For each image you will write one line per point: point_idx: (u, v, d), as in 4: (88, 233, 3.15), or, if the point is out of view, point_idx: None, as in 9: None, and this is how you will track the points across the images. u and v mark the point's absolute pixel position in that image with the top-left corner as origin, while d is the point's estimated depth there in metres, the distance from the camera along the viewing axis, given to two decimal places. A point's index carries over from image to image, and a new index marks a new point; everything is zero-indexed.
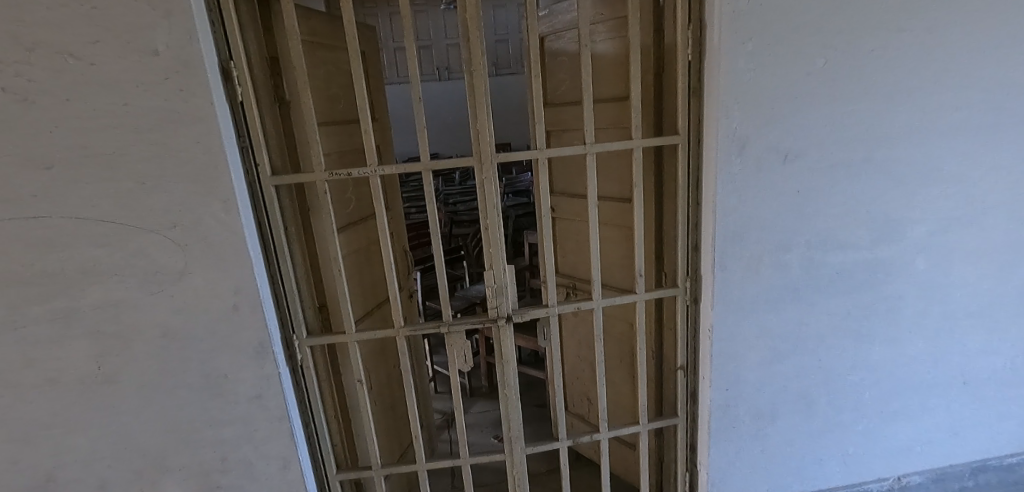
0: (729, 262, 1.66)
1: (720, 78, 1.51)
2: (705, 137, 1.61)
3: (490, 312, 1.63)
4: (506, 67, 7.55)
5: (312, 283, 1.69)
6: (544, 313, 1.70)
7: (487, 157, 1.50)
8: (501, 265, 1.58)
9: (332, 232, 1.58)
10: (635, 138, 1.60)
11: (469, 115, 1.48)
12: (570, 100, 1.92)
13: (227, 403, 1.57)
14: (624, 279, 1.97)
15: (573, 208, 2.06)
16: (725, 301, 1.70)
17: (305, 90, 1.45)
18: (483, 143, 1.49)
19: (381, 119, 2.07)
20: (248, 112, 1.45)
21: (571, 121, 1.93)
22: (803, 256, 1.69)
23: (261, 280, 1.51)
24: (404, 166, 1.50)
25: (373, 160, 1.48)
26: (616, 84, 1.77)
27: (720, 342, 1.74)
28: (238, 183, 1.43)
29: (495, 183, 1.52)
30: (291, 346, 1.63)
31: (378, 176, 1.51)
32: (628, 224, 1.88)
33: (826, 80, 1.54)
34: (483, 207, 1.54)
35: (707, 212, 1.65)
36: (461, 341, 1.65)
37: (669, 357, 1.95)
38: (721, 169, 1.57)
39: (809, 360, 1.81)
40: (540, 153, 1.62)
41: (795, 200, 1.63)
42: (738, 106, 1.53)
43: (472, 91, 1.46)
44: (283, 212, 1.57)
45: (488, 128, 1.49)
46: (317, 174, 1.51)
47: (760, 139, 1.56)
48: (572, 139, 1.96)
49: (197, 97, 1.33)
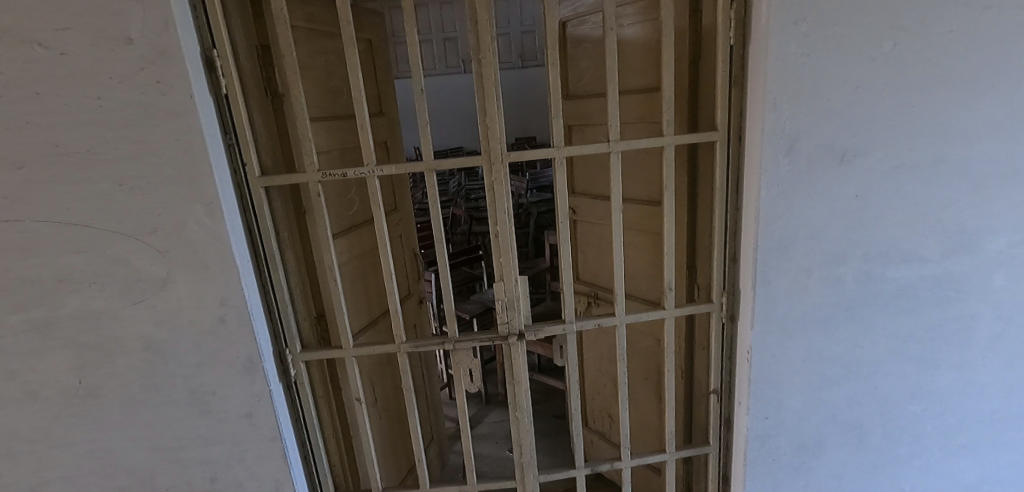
0: (773, 277, 1.46)
1: (768, 66, 1.31)
2: (748, 134, 1.41)
3: (499, 328, 1.47)
4: (533, 59, 7.36)
5: (308, 292, 1.56)
6: (562, 329, 1.53)
7: (497, 157, 1.33)
8: (512, 277, 1.42)
9: (327, 238, 1.44)
10: (666, 135, 1.41)
11: (477, 110, 1.31)
12: (592, 92, 1.74)
13: (215, 421, 1.46)
14: (651, 290, 1.78)
15: (595, 211, 1.89)
16: (767, 320, 1.50)
17: (297, 82, 1.31)
18: (493, 140, 1.32)
19: (388, 113, 1.93)
20: (235, 107, 1.31)
21: (593, 116, 1.75)
22: (859, 270, 1.48)
23: (251, 290, 1.39)
24: (406, 166, 1.35)
25: (370, 159, 1.34)
26: (645, 73, 1.58)
27: (760, 365, 1.54)
28: (224, 185, 1.30)
29: (506, 186, 1.36)
30: (284, 361, 1.50)
31: (376, 177, 1.36)
32: (656, 229, 1.69)
33: (894, 67, 1.33)
34: (493, 213, 1.38)
35: (749, 219, 1.45)
36: (468, 359, 1.50)
37: (700, 378, 1.76)
38: (768, 170, 1.37)
39: (862, 387, 1.60)
40: (557, 152, 1.44)
41: (852, 206, 1.42)
42: (788, 98, 1.32)
43: (481, 82, 1.29)
44: (275, 216, 1.44)
45: (499, 125, 1.32)
46: (310, 174, 1.37)
47: (812, 136, 1.36)
48: (595, 135, 1.78)
49: (175, 90, 1.20)
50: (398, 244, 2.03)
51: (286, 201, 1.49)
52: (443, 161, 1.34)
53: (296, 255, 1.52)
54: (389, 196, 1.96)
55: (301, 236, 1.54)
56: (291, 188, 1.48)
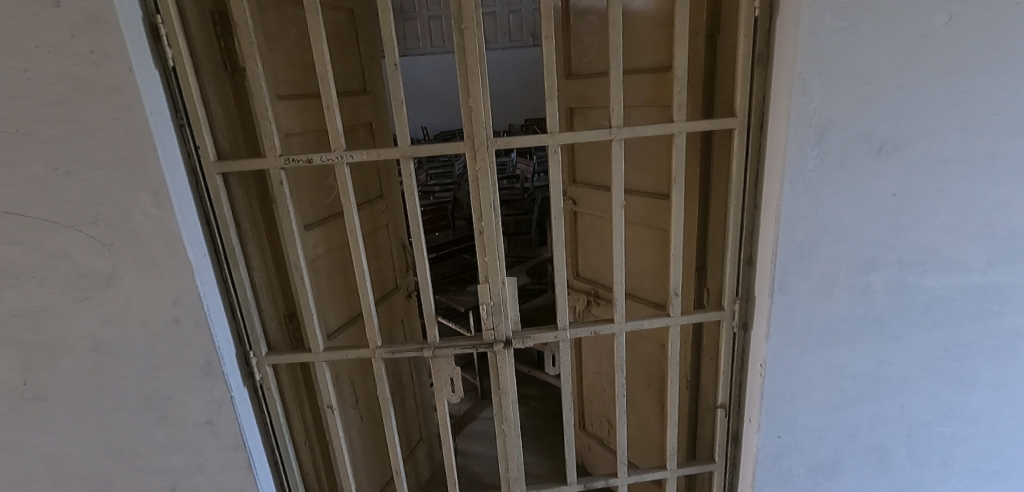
0: (793, 284, 1.30)
1: (799, 41, 1.13)
2: (771, 121, 1.23)
3: (484, 334, 1.33)
4: None
5: (274, 288, 1.43)
6: (554, 338, 1.36)
7: (482, 143, 1.17)
8: (498, 279, 1.27)
9: (292, 232, 1.29)
10: (677, 121, 1.22)
11: (460, 89, 1.15)
12: (598, 72, 1.57)
13: (174, 428, 1.33)
14: (657, 290, 1.63)
15: (597, 203, 1.73)
16: (784, 331, 1.35)
17: (252, 54, 1.15)
18: (476, 124, 1.16)
19: (373, 92, 1.77)
20: (185, 81, 1.16)
21: (597, 98, 1.58)
22: (892, 278, 1.32)
23: (208, 288, 1.25)
24: (379, 152, 1.19)
25: (339, 144, 1.19)
26: (655, 49, 1.40)
27: (774, 380, 1.39)
28: (173, 170, 1.15)
29: (491, 178, 1.20)
30: (248, 364, 1.37)
31: (345, 164, 1.21)
32: (662, 225, 1.53)
33: (945, 46, 1.14)
34: (477, 206, 1.22)
35: (768, 218, 1.28)
36: (449, 368, 1.35)
37: (706, 390, 1.60)
38: (793, 163, 1.20)
39: (888, 405, 1.45)
40: (551, 139, 1.19)
41: (887, 206, 1.25)
42: (821, 79, 1.14)
43: (463, 57, 1.13)
44: (235, 206, 1.29)
45: (484, 106, 1.16)
46: (271, 159, 1.21)
47: (846, 125, 1.18)
48: (599, 119, 1.61)
49: (111, 60, 1.04)
50: (384, 234, 1.89)
51: (249, 189, 1.34)
52: (420, 147, 1.18)
53: (260, 248, 1.38)
54: (374, 183, 1.82)
55: (267, 228, 1.40)
56: (254, 174, 1.33)
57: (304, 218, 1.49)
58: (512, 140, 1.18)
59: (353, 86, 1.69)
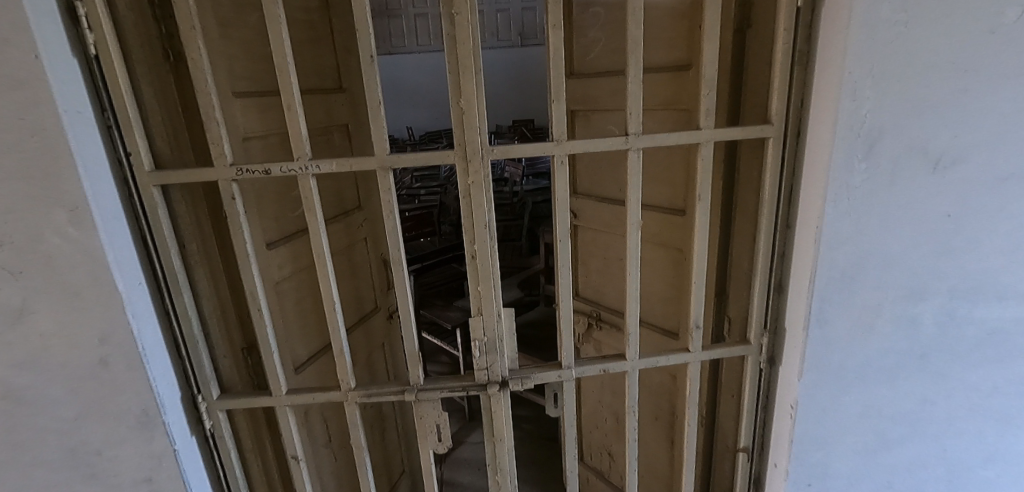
0: (832, 316, 1.13)
1: (851, 36, 0.95)
2: (812, 128, 1.05)
3: (476, 375, 1.14)
4: (533, 38, 6.88)
5: (228, 318, 1.21)
6: (558, 378, 1.17)
7: (475, 152, 0.98)
8: (492, 311, 1.08)
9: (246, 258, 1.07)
10: (704, 128, 1.04)
11: (450, 87, 0.96)
12: (605, 72, 1.39)
13: (106, 487, 1.11)
14: (669, 316, 1.46)
15: (603, 216, 1.55)
16: (819, 369, 1.17)
17: (195, 39, 0.93)
18: (469, 130, 0.97)
19: (351, 89, 1.57)
20: (112, 73, 0.94)
21: (604, 99, 1.40)
22: (942, 308, 1.15)
23: (144, 324, 1.04)
24: (352, 162, 0.99)
25: (303, 152, 0.99)
26: (674, 45, 1.23)
27: (806, 424, 1.22)
28: (98, 182, 0.94)
29: (486, 194, 1.01)
30: (195, 409, 1.15)
31: (310, 176, 1.00)
32: (677, 244, 1.36)
33: (1015, 44, 0.98)
34: (469, 227, 1.03)
35: (805, 241, 1.10)
36: (435, 413, 1.16)
37: (724, 430, 1.42)
38: (837, 179, 1.03)
39: (930, 449, 1.28)
40: (556, 148, 1.00)
41: (940, 228, 1.09)
42: (873, 81, 0.97)
43: (454, 50, 0.94)
44: (178, 224, 1.08)
45: (478, 108, 0.97)
46: (217, 169, 0.99)
47: (897, 135, 1.01)
48: (606, 123, 1.43)
49: (11, 45, 0.83)
50: (362, 249, 1.69)
51: (197, 203, 1.13)
52: (402, 156, 0.99)
53: (211, 273, 1.17)
54: (350, 192, 1.62)
55: (220, 248, 1.19)
56: (203, 185, 1.12)
57: (267, 235, 1.29)
58: (512, 149, 0.99)
59: (326, 84, 1.49)
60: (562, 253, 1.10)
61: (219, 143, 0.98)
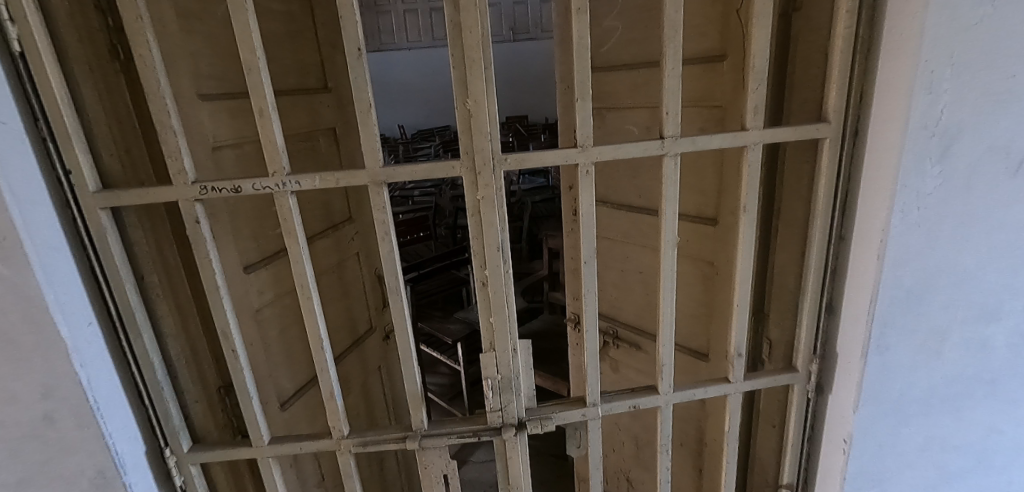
0: (895, 342, 0.98)
1: (927, 16, 0.79)
2: (875, 127, 0.89)
3: (489, 417, 0.99)
4: (526, 32, 6.68)
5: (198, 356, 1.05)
6: (582, 417, 1.02)
7: (484, 163, 0.83)
8: (507, 346, 0.93)
9: (212, 293, 0.89)
10: (753, 129, 0.88)
11: (455, 86, 0.80)
12: (623, 65, 1.24)
13: None
14: (697, 336, 1.31)
15: (620, 225, 1.41)
16: (879, 402, 1.02)
17: (142, 30, 0.76)
18: (478, 136, 0.82)
19: (337, 88, 1.41)
20: (42, 74, 0.78)
21: (624, 96, 1.25)
22: (1016, 329, 1.01)
23: (97, 373, 0.87)
24: (337, 177, 0.83)
25: (278, 165, 0.82)
26: (706, 33, 1.07)
27: (863, 463, 1.06)
28: (31, 208, 0.77)
29: (498, 211, 0.85)
30: (163, 464, 0.99)
31: (288, 195, 0.84)
32: (708, 256, 1.21)
33: None
34: (479, 249, 0.88)
35: (865, 257, 0.95)
36: (442, 461, 1.01)
37: (762, 462, 1.28)
38: (907, 186, 0.87)
39: (993, 482, 1.14)
40: (580, 155, 0.85)
41: (1019, 238, 0.94)
42: (952, 70, 0.81)
43: (457, 39, 0.78)
44: (134, 251, 0.91)
45: (489, 110, 0.81)
46: (176, 189, 0.83)
47: (975, 133, 0.86)
48: (624, 122, 1.28)
49: None
50: (354, 265, 1.53)
51: (156, 226, 0.96)
52: (398, 169, 0.83)
53: (177, 306, 1.00)
54: (340, 203, 1.46)
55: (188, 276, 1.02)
56: (163, 206, 0.96)
57: (243, 257, 1.13)
58: (528, 157, 0.84)
59: (308, 83, 1.33)
60: (588, 276, 0.94)
61: (178, 157, 0.82)
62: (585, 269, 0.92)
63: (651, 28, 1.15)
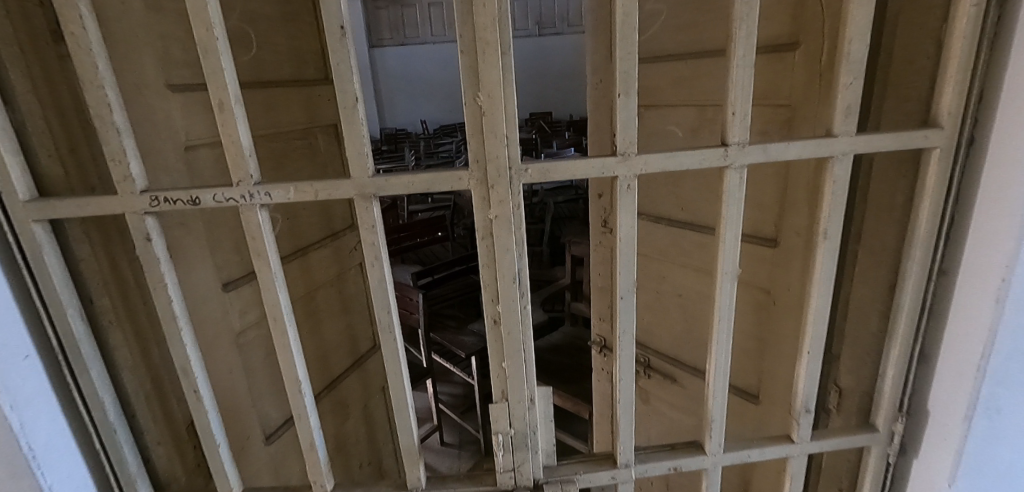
0: (1007, 404, 0.77)
1: None
2: (1003, 134, 0.68)
3: (498, 478, 0.82)
4: (552, 26, 6.47)
5: (163, 392, 0.89)
6: (611, 480, 0.84)
7: (497, 174, 0.66)
8: (521, 395, 0.76)
9: (168, 324, 0.74)
10: (842, 135, 0.69)
11: (464, 76, 0.63)
12: (668, 56, 1.05)
13: None
14: (746, 374, 1.12)
15: (657, 240, 1.22)
16: (982, 476, 0.81)
17: (72, 1, 0.61)
18: (491, 140, 0.65)
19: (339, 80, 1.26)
20: None
21: (668, 92, 1.07)
22: None
23: (34, 416, 0.72)
24: (317, 187, 0.67)
25: (245, 173, 0.66)
26: (775, 16, 0.88)
27: None
28: None
29: (514, 234, 0.68)
30: None
31: (258, 209, 0.68)
32: (764, 284, 1.02)
33: None
34: (490, 279, 0.71)
35: (978, 298, 0.74)
36: None
37: None
38: None
39: None
40: (619, 164, 0.67)
41: None
42: None
43: (468, 16, 0.61)
44: (80, 272, 0.76)
45: (504, 106, 0.64)
46: (122, 199, 0.68)
47: None
48: (665, 122, 1.09)
49: None
50: (355, 278, 1.37)
51: (108, 240, 0.79)
52: (392, 179, 0.66)
53: (138, 333, 0.84)
54: (340, 209, 1.30)
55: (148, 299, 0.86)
56: (114, 217, 0.79)
57: (220, 272, 0.98)
58: (554, 167, 0.67)
59: (306, 73, 1.17)
60: (623, 314, 0.76)
61: (121, 161, 0.66)
62: (620, 306, 0.74)
63: (704, 11, 0.96)
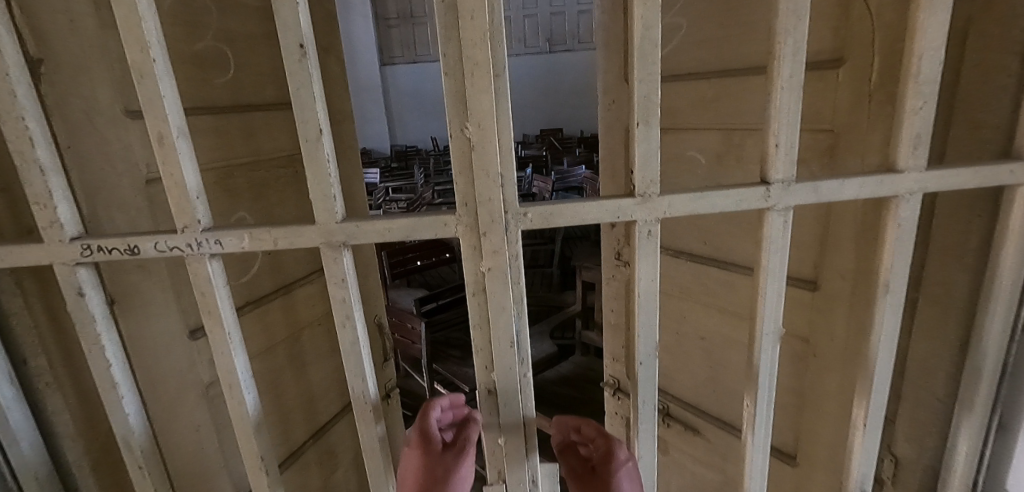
0: None
1: None
2: None
3: None
4: (562, 43, 6.40)
5: (111, 462, 0.77)
6: None
7: (490, 220, 0.56)
8: (521, 475, 0.66)
9: (107, 393, 0.65)
10: (912, 172, 0.58)
11: (450, 105, 0.53)
12: (688, 74, 0.94)
13: None
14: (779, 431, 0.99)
15: (676, 276, 1.10)
16: None
17: None
18: (483, 179, 0.54)
19: None
20: None
21: (688, 114, 0.95)
22: None
23: None
24: (276, 235, 0.57)
25: (190, 218, 0.56)
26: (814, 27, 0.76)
27: None
28: None
29: (512, 291, 0.58)
30: None
31: (207, 259, 0.58)
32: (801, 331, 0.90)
33: None
34: (483, 343, 0.60)
35: None
36: None
37: None
38: None
39: None
40: (640, 207, 0.58)
41: None
42: None
43: (453, 31, 0.51)
44: (9, 330, 0.66)
45: (499, 140, 0.53)
46: (48, 250, 0.58)
47: None
48: (683, 146, 0.97)
49: None
50: None
51: (47, 292, 0.69)
52: (366, 225, 0.56)
53: (82, 396, 0.73)
54: None
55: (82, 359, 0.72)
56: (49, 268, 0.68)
57: (187, 319, 0.87)
58: (559, 211, 0.57)
59: None
60: (643, 382, 0.67)
61: (47, 205, 0.57)
62: (640, 373, 0.65)
63: (728, 24, 0.85)
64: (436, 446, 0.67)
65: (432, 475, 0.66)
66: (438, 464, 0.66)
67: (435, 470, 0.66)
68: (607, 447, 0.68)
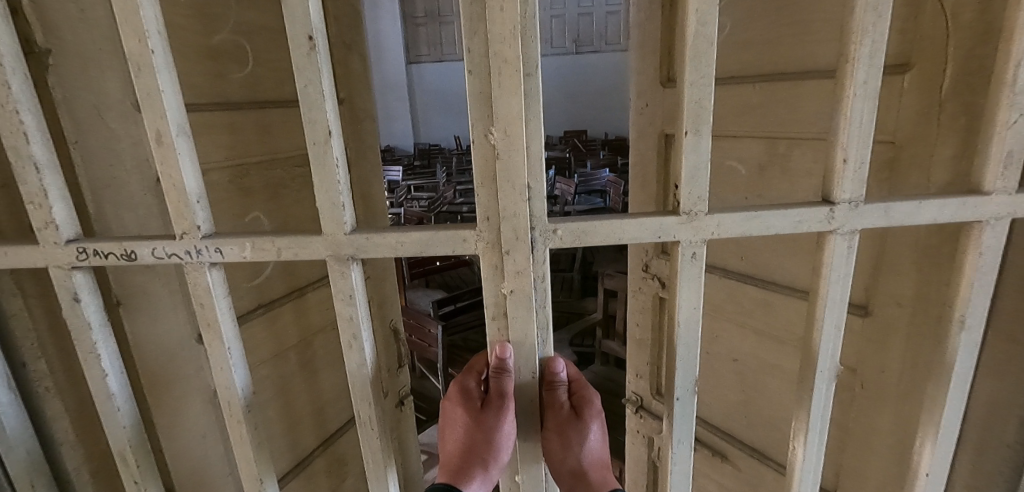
0: None
1: None
2: None
3: None
4: (590, 44, 6.31)
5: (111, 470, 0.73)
6: None
7: (514, 235, 0.51)
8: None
9: (103, 402, 0.62)
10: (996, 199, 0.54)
11: (474, 107, 0.48)
12: (731, 77, 0.87)
13: None
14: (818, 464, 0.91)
15: (707, 293, 1.03)
16: None
17: None
18: (507, 191, 0.50)
19: None
20: None
21: (729, 120, 0.88)
22: None
23: None
24: (281, 245, 0.55)
25: (188, 223, 0.55)
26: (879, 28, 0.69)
27: None
28: None
29: (534, 315, 0.55)
30: None
31: (205, 265, 0.56)
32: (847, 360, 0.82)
33: None
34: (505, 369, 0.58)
35: None
36: None
37: None
38: None
39: None
40: (684, 227, 0.53)
41: None
42: None
43: (478, 24, 0.46)
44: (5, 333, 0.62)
45: (524, 147, 0.49)
46: (43, 252, 0.56)
47: None
48: (721, 155, 0.91)
49: None
50: None
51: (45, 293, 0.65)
52: (375, 237, 0.54)
53: (82, 403, 0.69)
54: None
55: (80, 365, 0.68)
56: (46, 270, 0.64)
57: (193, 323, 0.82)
58: (594, 228, 0.52)
59: None
60: (679, 422, 0.62)
61: (43, 204, 0.54)
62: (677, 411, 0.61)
63: (778, 24, 0.78)
64: (478, 401, 0.62)
65: (479, 433, 0.60)
66: (479, 421, 0.60)
67: (481, 428, 0.60)
68: (584, 393, 0.62)
